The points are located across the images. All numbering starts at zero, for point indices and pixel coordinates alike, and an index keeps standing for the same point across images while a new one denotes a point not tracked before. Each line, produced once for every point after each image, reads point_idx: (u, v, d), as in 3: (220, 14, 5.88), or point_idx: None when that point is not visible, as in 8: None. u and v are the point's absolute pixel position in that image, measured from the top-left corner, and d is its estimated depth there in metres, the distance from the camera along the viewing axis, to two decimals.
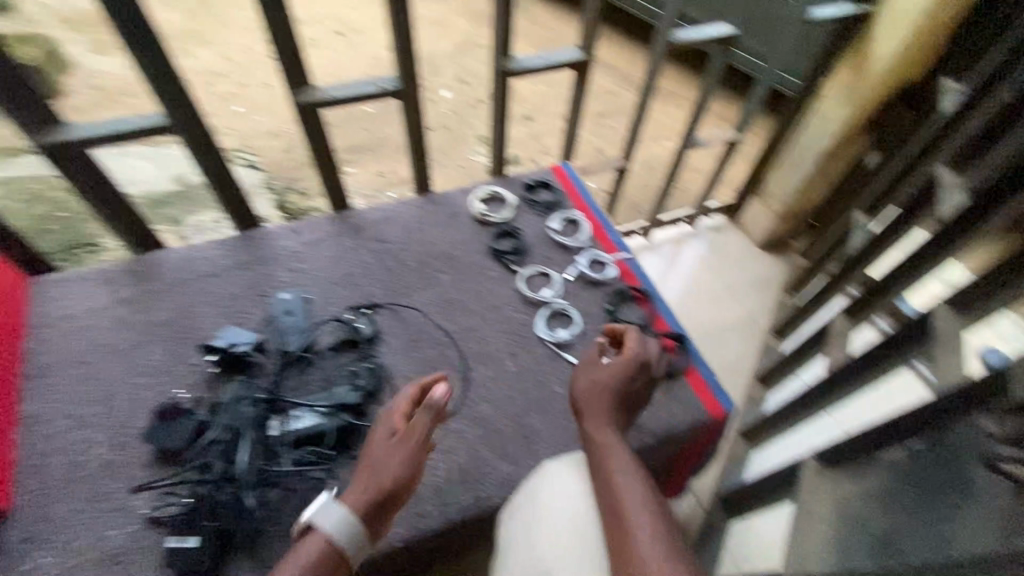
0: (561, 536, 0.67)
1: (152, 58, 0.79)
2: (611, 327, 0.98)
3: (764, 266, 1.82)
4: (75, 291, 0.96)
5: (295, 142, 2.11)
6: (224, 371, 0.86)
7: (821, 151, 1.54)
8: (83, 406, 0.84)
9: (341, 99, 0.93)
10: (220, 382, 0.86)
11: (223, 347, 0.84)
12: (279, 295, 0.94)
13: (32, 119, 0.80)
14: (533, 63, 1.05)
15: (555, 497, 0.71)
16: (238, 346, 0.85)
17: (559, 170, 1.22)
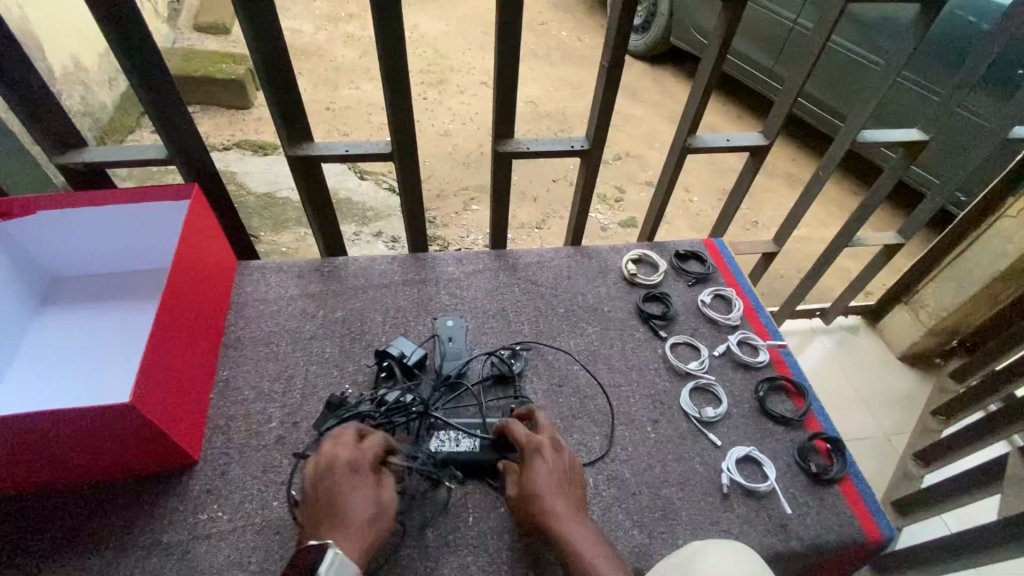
0: None
1: (398, 98, 0.93)
2: (760, 414, 0.95)
3: (905, 383, 1.69)
4: (271, 278, 1.09)
5: (435, 176, 2.29)
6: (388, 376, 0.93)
7: (995, 271, 1.42)
8: (266, 380, 0.93)
9: (537, 152, 1.03)
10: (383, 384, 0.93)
11: (396, 355, 0.93)
12: (445, 321, 1.00)
13: (291, 133, 0.96)
14: (716, 144, 1.11)
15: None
16: (407, 357, 0.93)
17: (711, 245, 1.23)
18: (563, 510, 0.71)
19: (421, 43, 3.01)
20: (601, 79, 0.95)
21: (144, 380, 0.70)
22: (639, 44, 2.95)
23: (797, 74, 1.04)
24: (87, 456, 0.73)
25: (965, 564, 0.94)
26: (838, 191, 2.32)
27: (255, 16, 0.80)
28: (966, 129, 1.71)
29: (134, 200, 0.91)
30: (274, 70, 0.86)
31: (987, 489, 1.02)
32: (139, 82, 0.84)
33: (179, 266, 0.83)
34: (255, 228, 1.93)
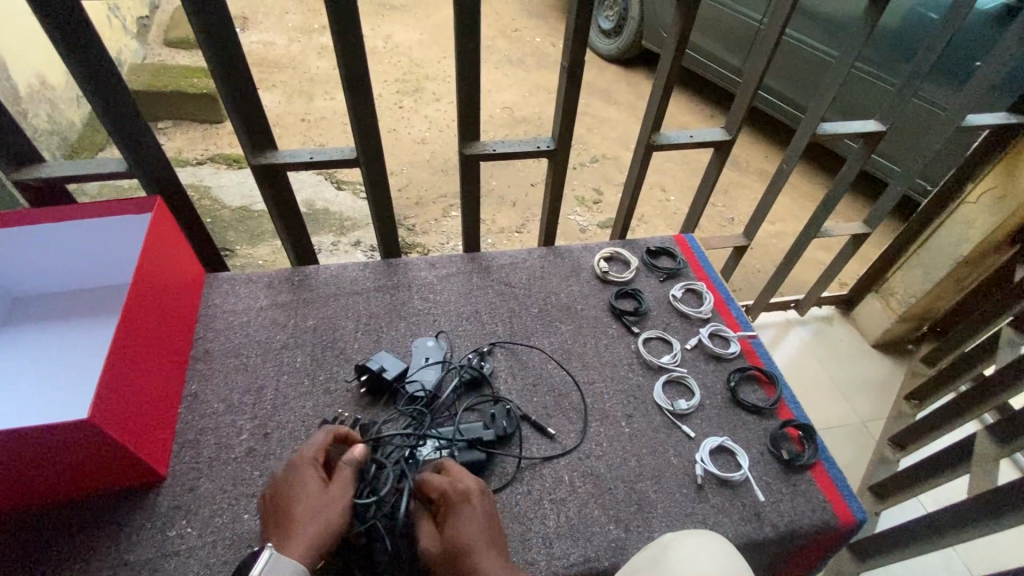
0: None
1: (361, 103, 0.93)
2: (731, 404, 0.96)
3: (881, 370, 1.72)
4: (240, 290, 1.07)
5: (411, 184, 2.29)
6: (365, 390, 0.93)
7: (959, 258, 1.46)
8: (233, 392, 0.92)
9: (503, 154, 1.03)
10: (360, 398, 0.93)
11: (371, 368, 0.92)
12: (421, 339, 1.00)
13: (255, 143, 0.96)
14: (680, 140, 1.13)
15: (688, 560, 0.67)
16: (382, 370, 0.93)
17: (682, 241, 1.24)
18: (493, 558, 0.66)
19: (394, 52, 3.02)
20: (562, 80, 0.97)
21: (103, 396, 0.68)
22: (610, 47, 2.99)
23: (755, 72, 1.07)
24: (48, 476, 0.71)
25: (937, 545, 0.96)
26: (808, 184, 2.37)
27: (210, 26, 0.79)
28: (924, 121, 1.76)
29: (94, 215, 0.89)
30: (233, 78, 0.86)
31: (956, 468, 1.04)
32: (94, 94, 0.83)
33: (141, 278, 0.82)
34: (230, 242, 1.91)
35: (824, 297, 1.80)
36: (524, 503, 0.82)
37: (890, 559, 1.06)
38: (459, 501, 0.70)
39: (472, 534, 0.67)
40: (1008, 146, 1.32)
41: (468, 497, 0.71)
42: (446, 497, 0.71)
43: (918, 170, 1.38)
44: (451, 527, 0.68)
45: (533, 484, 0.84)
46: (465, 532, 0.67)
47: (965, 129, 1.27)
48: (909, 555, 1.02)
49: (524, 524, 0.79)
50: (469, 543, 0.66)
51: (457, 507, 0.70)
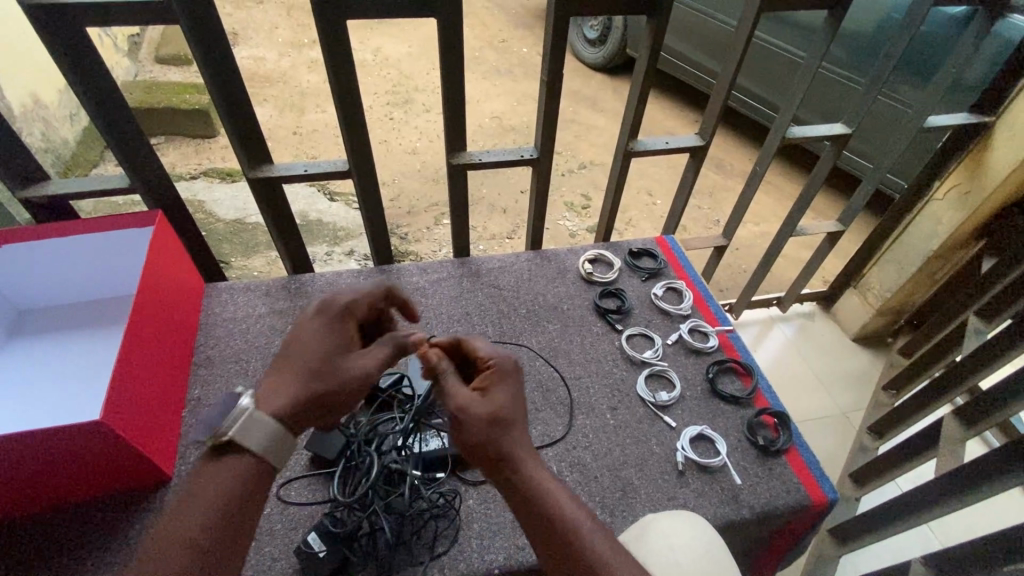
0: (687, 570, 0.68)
1: (352, 116, 0.98)
2: (710, 395, 1.01)
3: (860, 362, 1.78)
4: (239, 298, 1.12)
5: (403, 193, 2.34)
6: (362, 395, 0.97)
7: (929, 252, 1.53)
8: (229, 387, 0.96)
9: (488, 162, 1.09)
10: None
11: None
12: None
13: (251, 157, 1.01)
14: (657, 146, 1.19)
15: (667, 543, 0.71)
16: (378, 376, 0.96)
17: (663, 242, 1.30)
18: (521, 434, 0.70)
19: (383, 65, 3.08)
20: (542, 91, 1.02)
21: (113, 398, 0.72)
22: (595, 57, 3.07)
23: (724, 79, 1.13)
24: (61, 477, 0.75)
25: (909, 523, 1.01)
26: (788, 185, 2.45)
27: (207, 47, 0.84)
28: (894, 122, 1.84)
29: (98, 230, 0.93)
30: (229, 94, 0.91)
31: (926, 450, 1.10)
32: (98, 115, 0.88)
33: (145, 287, 0.86)
34: (226, 254, 1.95)
35: (805, 294, 1.86)
36: None
37: (867, 540, 1.11)
38: (499, 374, 0.74)
39: (513, 410, 0.71)
40: (968, 145, 1.39)
41: (512, 373, 0.75)
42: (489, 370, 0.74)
43: (886, 169, 1.45)
44: (494, 395, 0.71)
45: None
46: (507, 410, 0.70)
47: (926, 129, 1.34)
48: (885, 534, 1.07)
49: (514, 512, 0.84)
50: (512, 422, 0.70)
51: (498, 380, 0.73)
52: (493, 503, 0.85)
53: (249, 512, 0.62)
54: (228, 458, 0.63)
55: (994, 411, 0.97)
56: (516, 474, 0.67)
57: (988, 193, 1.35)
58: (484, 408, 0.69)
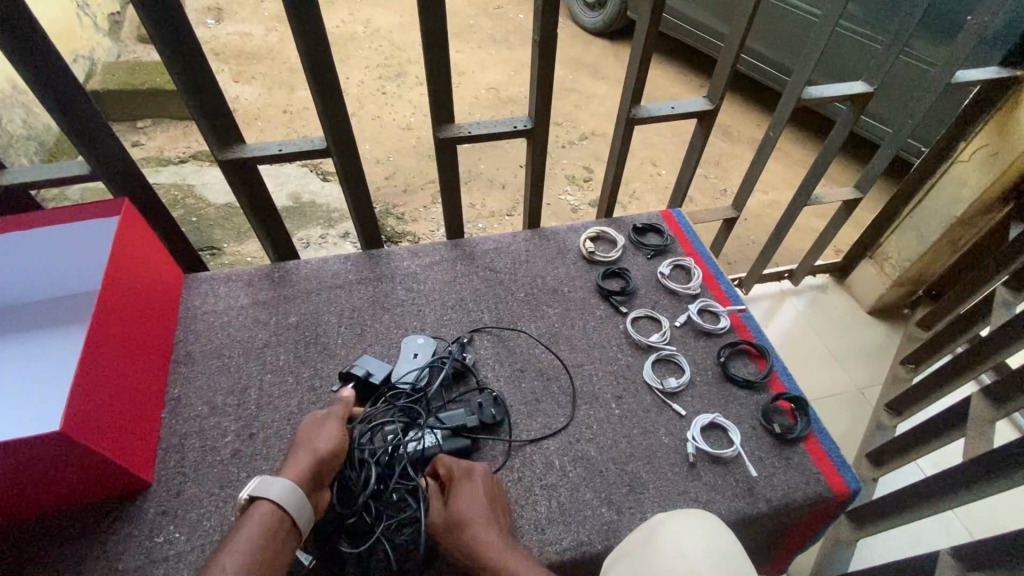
0: None
1: (326, 88, 0.89)
2: (722, 378, 0.95)
3: (875, 335, 1.71)
4: (220, 289, 1.06)
5: (398, 171, 2.25)
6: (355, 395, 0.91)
7: (952, 219, 1.44)
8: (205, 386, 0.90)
9: (478, 136, 1.00)
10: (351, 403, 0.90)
11: (359, 374, 0.90)
12: (413, 341, 0.97)
13: (221, 137, 0.93)
14: (661, 112, 1.09)
15: (695, 553, 0.65)
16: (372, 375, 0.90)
17: (669, 217, 1.22)
18: (490, 533, 0.69)
19: (374, 37, 2.94)
20: (536, 55, 0.93)
21: (76, 406, 0.66)
22: (595, 21, 2.92)
23: (735, 36, 1.02)
24: (28, 491, 0.70)
25: (932, 508, 0.95)
26: (800, 151, 2.33)
27: (159, 15, 0.76)
28: (915, 79, 1.72)
29: (64, 221, 0.86)
30: (189, 68, 0.82)
31: (952, 432, 1.04)
32: (47, 96, 0.79)
33: (112, 283, 0.80)
34: (217, 240, 1.88)
35: (817, 266, 1.78)
36: (512, 489, 0.81)
37: (887, 525, 1.06)
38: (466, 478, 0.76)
39: (472, 509, 0.72)
40: (999, 101, 1.28)
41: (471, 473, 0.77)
42: (449, 472, 0.77)
43: (909, 130, 1.34)
44: (468, 491, 0.74)
45: (524, 471, 0.83)
46: (470, 512, 0.71)
47: (955, 85, 1.24)
48: (904, 518, 1.03)
49: (515, 511, 0.79)
50: (475, 524, 0.70)
51: (478, 485, 0.75)
52: None
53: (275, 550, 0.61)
54: (255, 509, 0.64)
55: None
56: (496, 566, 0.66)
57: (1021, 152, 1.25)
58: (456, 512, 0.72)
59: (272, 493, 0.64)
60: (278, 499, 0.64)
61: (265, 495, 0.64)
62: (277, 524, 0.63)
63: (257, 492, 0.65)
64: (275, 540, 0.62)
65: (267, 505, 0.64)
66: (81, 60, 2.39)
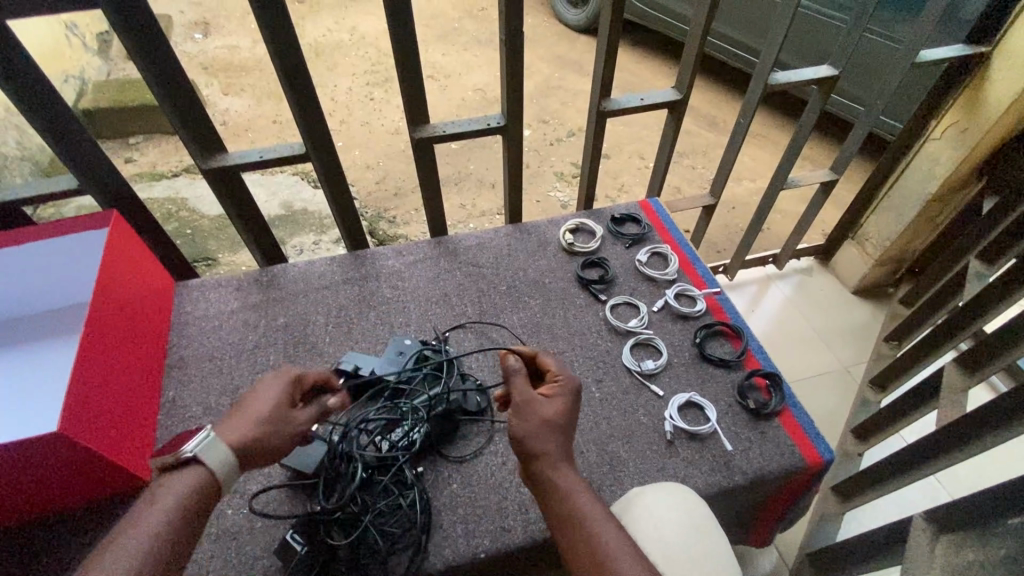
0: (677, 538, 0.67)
1: (301, 95, 0.93)
2: (699, 359, 0.98)
3: (860, 314, 1.74)
4: (211, 295, 1.09)
5: (388, 175, 2.28)
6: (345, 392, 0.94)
7: (928, 196, 1.47)
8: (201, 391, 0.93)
9: (453, 135, 1.03)
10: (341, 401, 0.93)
11: (348, 370, 0.92)
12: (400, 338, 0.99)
13: (203, 147, 0.96)
14: (632, 104, 1.12)
15: (659, 511, 0.70)
16: (361, 370, 0.93)
17: (647, 206, 1.25)
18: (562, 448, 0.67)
19: (360, 44, 2.97)
20: (503, 53, 0.96)
21: (73, 408, 0.69)
22: (578, 18, 2.95)
23: (698, 26, 1.05)
24: (32, 492, 0.73)
25: (909, 476, 0.98)
26: (784, 137, 2.36)
27: (136, 32, 0.79)
28: (888, 59, 1.74)
29: (56, 234, 0.90)
30: (167, 81, 0.85)
31: (929, 402, 1.06)
32: (33, 115, 0.83)
33: (104, 292, 0.83)
34: (212, 251, 1.91)
35: (802, 250, 1.81)
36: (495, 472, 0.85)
37: (870, 495, 1.09)
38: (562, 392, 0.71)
39: (565, 419, 0.69)
40: (964, 77, 1.31)
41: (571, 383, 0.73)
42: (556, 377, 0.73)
43: (879, 111, 1.37)
44: (559, 400, 0.70)
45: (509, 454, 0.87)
46: (557, 420, 0.68)
47: (920, 64, 1.26)
48: (885, 488, 1.05)
49: (499, 493, 0.83)
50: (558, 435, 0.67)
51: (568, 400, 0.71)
52: (475, 481, 0.85)
53: (195, 525, 0.60)
54: (183, 473, 0.62)
55: (999, 355, 0.93)
56: (549, 472, 0.65)
57: (987, 127, 1.28)
58: (541, 416, 0.68)
59: (208, 464, 0.63)
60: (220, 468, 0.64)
61: (205, 461, 0.63)
62: (200, 492, 0.62)
63: (199, 454, 0.63)
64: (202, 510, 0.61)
65: (203, 471, 0.63)
66: (72, 80, 2.43)
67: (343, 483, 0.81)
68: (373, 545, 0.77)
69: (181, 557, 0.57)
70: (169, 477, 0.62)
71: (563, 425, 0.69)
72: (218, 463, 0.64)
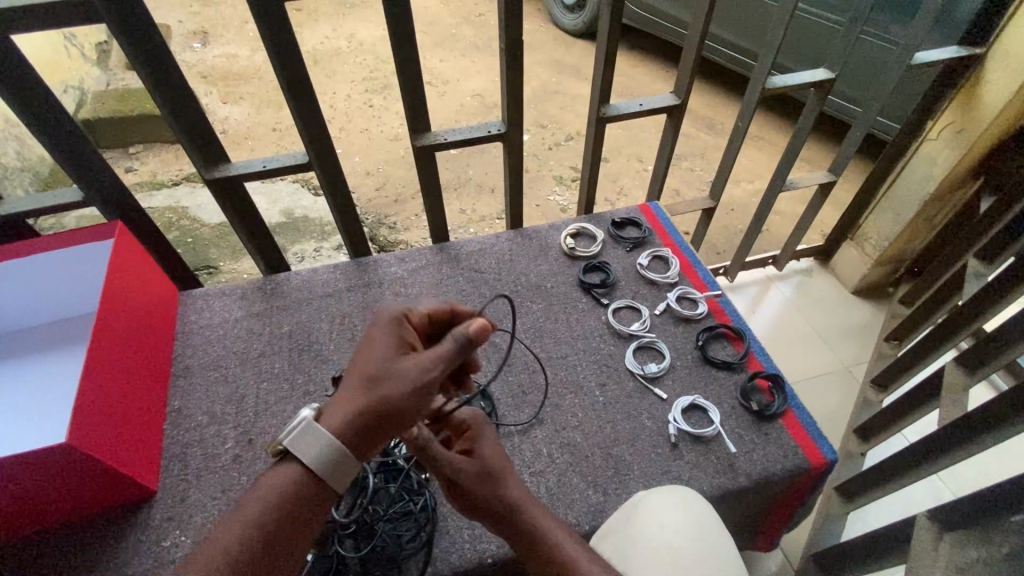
0: (683, 539, 0.68)
1: (303, 104, 0.94)
2: (702, 362, 0.98)
3: (860, 313, 1.74)
4: (215, 304, 1.09)
5: (388, 181, 2.29)
6: None
7: (926, 196, 1.47)
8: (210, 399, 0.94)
9: (453, 142, 1.04)
10: None
11: None
12: None
13: (206, 157, 0.97)
14: (630, 109, 1.13)
15: (666, 512, 0.71)
16: None
17: (647, 209, 1.26)
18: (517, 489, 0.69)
19: (358, 51, 2.99)
20: (503, 61, 0.97)
21: (80, 419, 0.69)
22: (575, 23, 2.97)
23: (695, 32, 1.06)
24: (40, 504, 0.73)
25: (912, 476, 0.98)
26: (781, 139, 2.37)
27: (140, 45, 0.80)
28: (884, 61, 1.76)
29: (61, 245, 0.90)
30: (170, 93, 0.86)
31: (930, 401, 1.07)
32: (39, 128, 0.84)
33: (109, 303, 0.83)
34: (213, 259, 1.92)
35: (801, 250, 1.81)
36: None
37: (874, 495, 1.09)
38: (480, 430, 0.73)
39: (501, 459, 0.71)
40: (959, 78, 1.32)
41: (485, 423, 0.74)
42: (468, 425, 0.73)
43: (876, 112, 1.38)
44: (484, 447, 0.71)
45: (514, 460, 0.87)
46: (497, 465, 0.70)
47: (916, 66, 1.27)
48: (888, 487, 1.06)
49: None
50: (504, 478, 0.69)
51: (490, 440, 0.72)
52: None
53: (289, 527, 0.57)
54: (278, 469, 0.59)
55: (998, 354, 0.94)
56: (517, 517, 0.67)
57: (983, 127, 1.29)
58: (474, 465, 0.69)
59: (303, 458, 0.59)
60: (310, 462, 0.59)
61: (302, 455, 0.59)
62: (295, 492, 0.58)
63: (290, 444, 0.59)
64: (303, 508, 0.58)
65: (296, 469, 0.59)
66: (72, 90, 2.44)
67: (350, 490, 0.81)
68: (381, 551, 0.77)
69: (280, 553, 0.55)
70: (270, 471, 0.59)
71: (502, 464, 0.71)
72: (313, 458, 0.59)
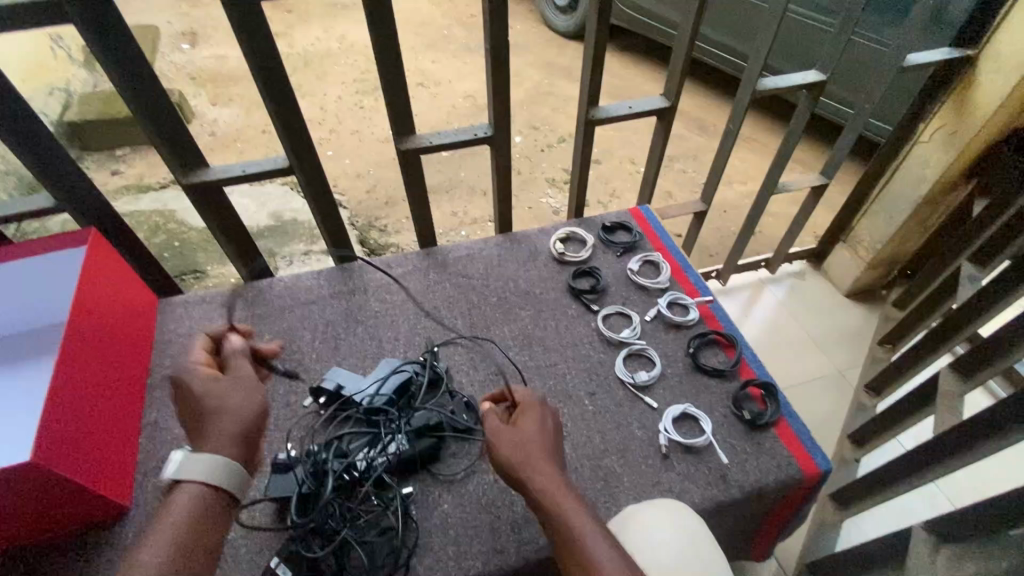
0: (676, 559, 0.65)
1: (283, 107, 0.91)
2: (693, 369, 0.96)
3: (853, 317, 1.73)
4: (195, 312, 1.06)
5: (379, 184, 2.26)
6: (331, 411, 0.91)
7: (918, 199, 1.47)
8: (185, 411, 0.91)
9: (439, 146, 1.02)
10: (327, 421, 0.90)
11: (330, 389, 0.91)
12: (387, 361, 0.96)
13: (183, 162, 0.94)
14: (620, 112, 1.11)
15: (659, 530, 0.68)
16: (343, 389, 0.91)
17: (638, 213, 1.24)
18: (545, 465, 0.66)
19: (349, 52, 2.96)
20: (489, 63, 0.95)
21: (48, 434, 0.67)
22: (567, 24, 2.95)
23: (685, 33, 1.05)
24: (5, 525, 0.70)
25: (907, 484, 0.97)
26: (774, 141, 2.37)
27: (111, 47, 0.77)
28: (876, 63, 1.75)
29: (31, 253, 0.87)
30: (144, 96, 0.83)
31: (925, 408, 1.05)
32: (7, 133, 0.80)
33: (80, 313, 0.80)
34: (200, 263, 1.88)
35: (794, 253, 1.80)
36: (487, 490, 0.83)
37: (868, 503, 1.08)
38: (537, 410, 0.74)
39: (540, 436, 0.70)
40: (952, 80, 1.31)
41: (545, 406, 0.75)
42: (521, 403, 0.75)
43: (868, 114, 1.37)
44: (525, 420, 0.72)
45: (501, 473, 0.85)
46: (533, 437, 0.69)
47: (909, 68, 1.26)
48: (883, 495, 1.04)
49: (492, 513, 0.81)
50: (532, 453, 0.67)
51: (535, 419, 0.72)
52: (467, 501, 0.82)
53: (208, 536, 0.59)
54: (179, 493, 0.61)
55: (994, 360, 0.92)
56: (536, 491, 0.64)
57: (975, 129, 1.28)
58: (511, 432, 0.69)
59: (197, 476, 0.61)
60: (212, 480, 0.61)
61: (192, 475, 0.62)
62: (205, 502, 0.61)
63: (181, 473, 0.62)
64: (217, 511, 0.62)
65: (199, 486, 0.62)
66: (56, 92, 2.40)
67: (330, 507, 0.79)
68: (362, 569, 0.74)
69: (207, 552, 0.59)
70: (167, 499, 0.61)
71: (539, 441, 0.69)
72: (206, 474, 0.62)
